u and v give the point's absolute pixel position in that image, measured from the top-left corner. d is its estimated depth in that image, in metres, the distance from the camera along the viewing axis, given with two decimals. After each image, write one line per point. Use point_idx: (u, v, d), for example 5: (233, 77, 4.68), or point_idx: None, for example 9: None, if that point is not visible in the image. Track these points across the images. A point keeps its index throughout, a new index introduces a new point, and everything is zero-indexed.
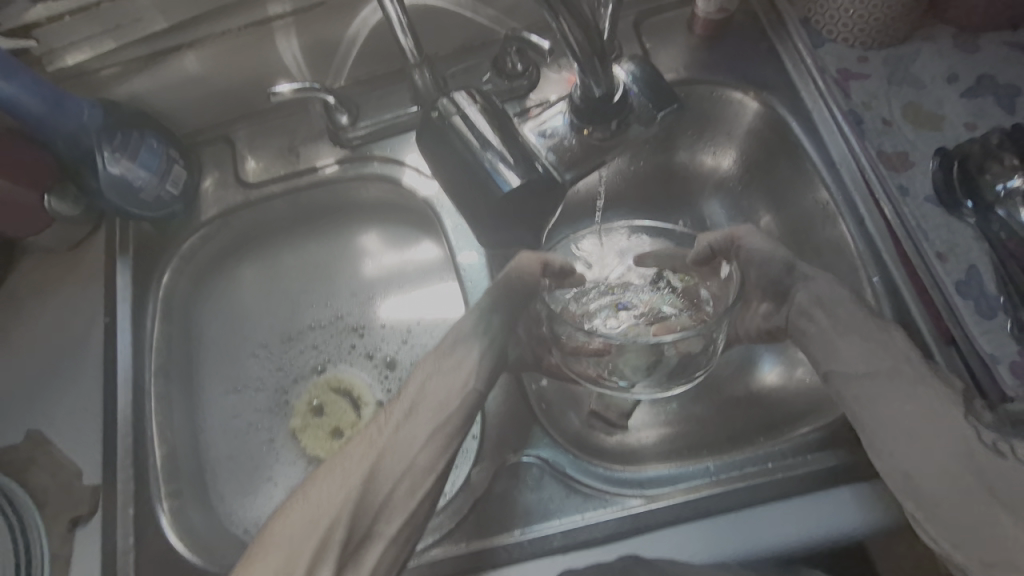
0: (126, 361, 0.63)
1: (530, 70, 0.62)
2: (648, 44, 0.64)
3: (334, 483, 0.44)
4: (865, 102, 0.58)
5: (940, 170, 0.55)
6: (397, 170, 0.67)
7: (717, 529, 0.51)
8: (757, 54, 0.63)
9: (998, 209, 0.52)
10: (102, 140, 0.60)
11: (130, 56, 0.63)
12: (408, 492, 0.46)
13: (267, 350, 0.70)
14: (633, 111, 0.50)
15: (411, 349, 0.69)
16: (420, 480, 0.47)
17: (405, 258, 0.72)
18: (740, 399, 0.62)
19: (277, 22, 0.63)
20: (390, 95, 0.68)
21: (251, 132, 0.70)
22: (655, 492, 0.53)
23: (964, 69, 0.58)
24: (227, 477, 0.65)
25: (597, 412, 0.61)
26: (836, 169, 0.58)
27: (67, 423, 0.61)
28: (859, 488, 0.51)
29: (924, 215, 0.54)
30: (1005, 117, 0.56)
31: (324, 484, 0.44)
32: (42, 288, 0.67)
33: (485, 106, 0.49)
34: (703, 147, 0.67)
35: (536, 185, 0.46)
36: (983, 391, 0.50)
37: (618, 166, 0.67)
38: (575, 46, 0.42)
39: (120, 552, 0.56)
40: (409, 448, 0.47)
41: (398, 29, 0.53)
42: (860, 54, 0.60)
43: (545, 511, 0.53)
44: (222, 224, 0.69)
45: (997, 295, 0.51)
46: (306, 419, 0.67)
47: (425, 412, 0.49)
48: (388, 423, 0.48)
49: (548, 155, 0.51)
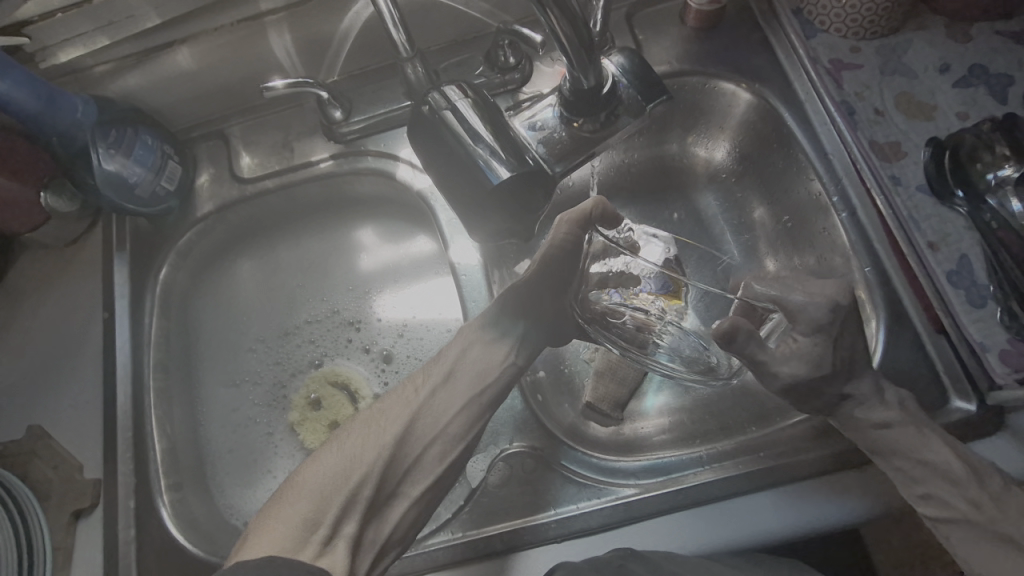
0: (125, 357, 0.63)
1: (523, 64, 0.62)
2: (641, 36, 0.64)
3: (371, 442, 0.48)
4: (859, 92, 0.58)
5: (931, 160, 0.54)
6: (391, 164, 0.67)
7: (709, 518, 0.51)
8: (750, 45, 0.63)
9: (989, 198, 0.51)
10: (97, 136, 0.60)
11: (122, 52, 0.63)
12: (438, 457, 0.51)
13: (265, 344, 0.71)
14: (621, 103, 0.50)
15: (407, 343, 0.69)
16: (449, 446, 0.51)
17: (400, 253, 0.73)
18: (734, 387, 0.62)
19: (269, 17, 0.62)
20: (383, 89, 0.68)
21: (245, 128, 0.70)
22: (648, 482, 0.54)
23: (956, 59, 0.58)
24: (227, 470, 0.66)
25: (592, 403, 0.62)
26: (829, 160, 0.58)
27: (68, 418, 0.62)
28: (850, 478, 0.51)
29: (916, 204, 0.54)
30: (996, 107, 0.56)
31: (358, 444, 0.48)
32: (40, 284, 0.67)
33: (475, 100, 0.49)
34: (695, 138, 0.67)
35: (523, 177, 0.46)
36: (972, 378, 0.50)
37: (612, 157, 0.68)
38: (563, 40, 0.42)
39: (122, 543, 0.57)
40: (434, 418, 0.51)
41: (390, 25, 0.53)
42: (853, 44, 0.60)
43: (541, 501, 0.54)
44: (218, 219, 0.69)
45: (988, 284, 0.51)
46: (304, 412, 0.68)
47: (462, 382, 0.53)
48: (421, 391, 0.52)
49: (537, 147, 0.51)
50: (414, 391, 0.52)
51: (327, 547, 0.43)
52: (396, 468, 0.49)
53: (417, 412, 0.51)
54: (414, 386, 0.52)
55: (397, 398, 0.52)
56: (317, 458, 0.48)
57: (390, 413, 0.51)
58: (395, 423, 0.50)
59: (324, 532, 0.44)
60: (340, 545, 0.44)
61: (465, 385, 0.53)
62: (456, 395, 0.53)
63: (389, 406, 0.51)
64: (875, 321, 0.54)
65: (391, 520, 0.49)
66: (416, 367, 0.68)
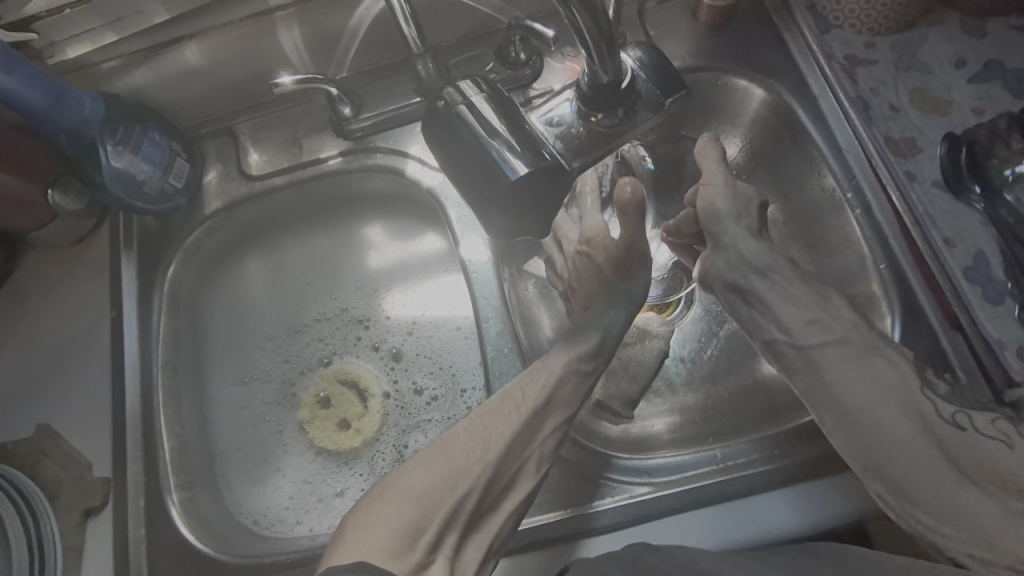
0: (133, 355, 0.63)
1: (534, 60, 0.62)
2: (652, 32, 0.64)
3: (473, 452, 0.44)
4: (873, 87, 0.58)
5: (947, 155, 0.54)
6: (401, 161, 0.66)
7: (723, 516, 0.51)
8: (763, 41, 0.62)
9: (1006, 194, 0.52)
10: (105, 132, 0.59)
11: (131, 49, 0.63)
12: (532, 471, 0.47)
13: (274, 342, 0.71)
14: (640, 99, 0.50)
15: (417, 341, 0.69)
16: (542, 464, 0.48)
17: (409, 250, 0.72)
18: (746, 385, 0.62)
19: (278, 13, 0.62)
20: (393, 86, 0.67)
21: (254, 125, 0.69)
22: (662, 481, 0.53)
23: (971, 54, 0.57)
24: (237, 469, 0.66)
25: (604, 402, 0.61)
26: (843, 156, 0.57)
27: (77, 416, 0.61)
28: (865, 475, 0.51)
29: (932, 201, 0.54)
30: (1011, 102, 0.55)
31: (462, 455, 0.43)
32: (48, 282, 0.67)
33: (491, 94, 0.48)
34: (706, 134, 0.67)
35: (540, 173, 0.46)
36: (988, 375, 0.49)
37: (622, 155, 0.68)
38: (585, 33, 0.41)
39: (132, 542, 0.57)
40: (531, 435, 0.47)
41: (402, 21, 0.52)
42: (867, 40, 0.59)
43: (554, 500, 0.54)
44: (227, 216, 0.69)
45: (1004, 279, 0.51)
46: (313, 411, 0.67)
47: (559, 400, 0.50)
48: (527, 402, 0.48)
49: (554, 143, 0.51)
50: (516, 407, 0.47)
51: (427, 563, 0.39)
52: (495, 484, 0.44)
53: (524, 426, 0.46)
54: (513, 396, 0.48)
55: (498, 407, 0.47)
56: (413, 464, 0.43)
57: (494, 424, 0.46)
58: (499, 439, 0.45)
59: (425, 545, 0.39)
60: (440, 562, 0.39)
61: (562, 407, 0.50)
62: (550, 416, 0.49)
63: (487, 414, 0.47)
64: (890, 318, 0.53)
65: (486, 536, 0.43)
66: (426, 365, 0.68)
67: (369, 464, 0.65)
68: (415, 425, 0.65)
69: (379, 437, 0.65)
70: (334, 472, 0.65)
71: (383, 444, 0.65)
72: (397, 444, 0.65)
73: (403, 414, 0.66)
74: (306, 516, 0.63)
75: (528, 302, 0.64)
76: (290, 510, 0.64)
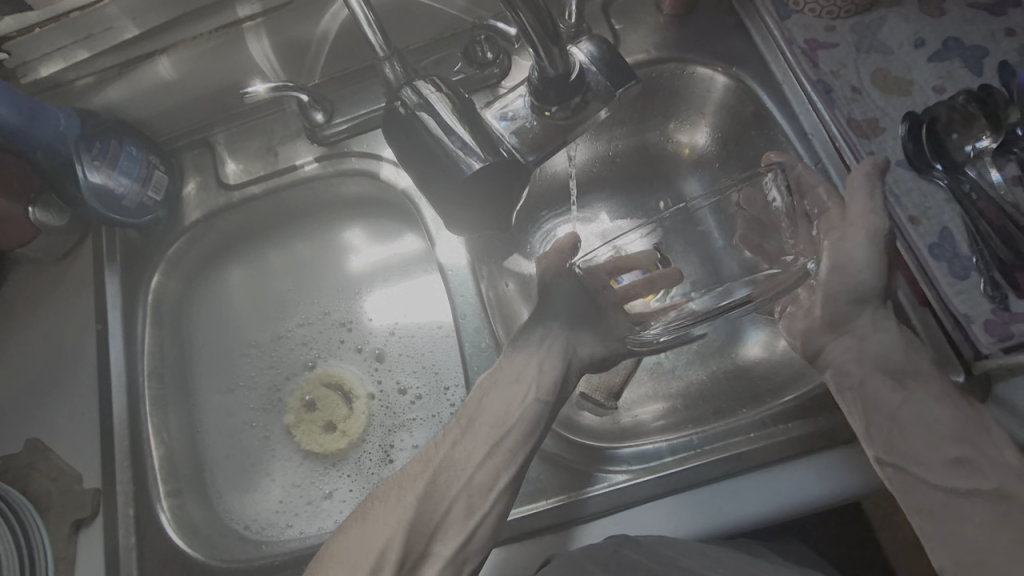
0: (118, 366, 0.64)
1: (501, 58, 0.62)
2: (618, 25, 0.65)
3: (394, 510, 0.47)
4: (835, 70, 0.58)
5: (909, 136, 0.54)
6: (375, 164, 0.67)
7: (701, 501, 0.52)
8: (726, 29, 0.63)
9: (968, 170, 0.52)
10: (81, 149, 0.60)
11: (103, 65, 0.64)
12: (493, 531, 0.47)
13: (259, 349, 0.71)
14: (590, 90, 0.51)
15: (399, 341, 0.69)
16: (481, 498, 0.48)
17: (389, 252, 0.73)
18: (728, 372, 0.62)
19: (246, 23, 0.63)
20: (363, 90, 0.68)
21: (230, 135, 0.70)
22: (640, 468, 0.54)
23: (930, 34, 0.58)
24: (226, 475, 0.66)
25: (587, 394, 0.62)
26: (809, 140, 0.58)
27: (66, 429, 0.62)
28: (836, 455, 0.51)
29: (896, 179, 0.54)
30: (972, 79, 0.56)
31: (382, 508, 0.48)
32: (34, 299, 0.68)
33: (449, 94, 0.50)
34: (677, 125, 0.68)
35: (499, 167, 0.48)
36: (958, 350, 0.50)
37: (595, 148, 0.69)
38: (530, 30, 0.43)
39: (123, 550, 0.58)
40: (458, 477, 0.48)
41: (366, 27, 0.53)
42: (827, 23, 0.60)
43: (535, 491, 0.55)
44: (206, 226, 0.69)
45: (970, 255, 0.51)
46: (299, 415, 0.68)
47: (483, 428, 0.50)
48: (444, 445, 0.49)
49: (510, 139, 0.53)
50: (434, 447, 0.50)
51: None
52: (422, 530, 0.46)
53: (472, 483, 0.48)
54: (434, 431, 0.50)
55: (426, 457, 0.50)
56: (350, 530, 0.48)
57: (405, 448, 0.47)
58: (415, 482, 0.48)
59: None
60: None
61: (487, 430, 0.50)
62: (469, 458, 0.49)
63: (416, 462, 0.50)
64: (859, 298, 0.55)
65: None
66: (409, 364, 0.68)
67: (356, 465, 0.65)
68: (400, 424, 0.66)
69: (365, 438, 0.66)
70: (322, 474, 0.66)
71: (369, 444, 0.66)
72: (383, 444, 0.66)
73: (388, 414, 0.67)
74: (295, 519, 0.64)
75: (508, 299, 0.65)
76: (279, 514, 0.64)
